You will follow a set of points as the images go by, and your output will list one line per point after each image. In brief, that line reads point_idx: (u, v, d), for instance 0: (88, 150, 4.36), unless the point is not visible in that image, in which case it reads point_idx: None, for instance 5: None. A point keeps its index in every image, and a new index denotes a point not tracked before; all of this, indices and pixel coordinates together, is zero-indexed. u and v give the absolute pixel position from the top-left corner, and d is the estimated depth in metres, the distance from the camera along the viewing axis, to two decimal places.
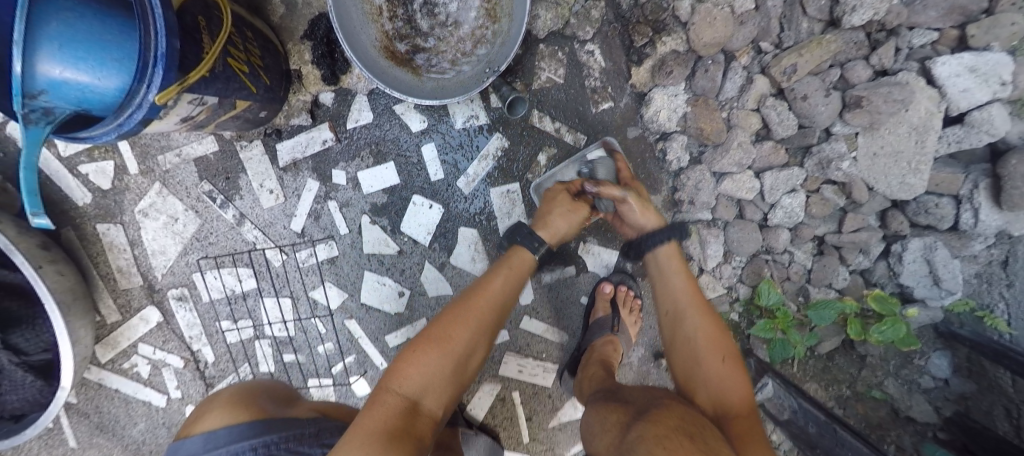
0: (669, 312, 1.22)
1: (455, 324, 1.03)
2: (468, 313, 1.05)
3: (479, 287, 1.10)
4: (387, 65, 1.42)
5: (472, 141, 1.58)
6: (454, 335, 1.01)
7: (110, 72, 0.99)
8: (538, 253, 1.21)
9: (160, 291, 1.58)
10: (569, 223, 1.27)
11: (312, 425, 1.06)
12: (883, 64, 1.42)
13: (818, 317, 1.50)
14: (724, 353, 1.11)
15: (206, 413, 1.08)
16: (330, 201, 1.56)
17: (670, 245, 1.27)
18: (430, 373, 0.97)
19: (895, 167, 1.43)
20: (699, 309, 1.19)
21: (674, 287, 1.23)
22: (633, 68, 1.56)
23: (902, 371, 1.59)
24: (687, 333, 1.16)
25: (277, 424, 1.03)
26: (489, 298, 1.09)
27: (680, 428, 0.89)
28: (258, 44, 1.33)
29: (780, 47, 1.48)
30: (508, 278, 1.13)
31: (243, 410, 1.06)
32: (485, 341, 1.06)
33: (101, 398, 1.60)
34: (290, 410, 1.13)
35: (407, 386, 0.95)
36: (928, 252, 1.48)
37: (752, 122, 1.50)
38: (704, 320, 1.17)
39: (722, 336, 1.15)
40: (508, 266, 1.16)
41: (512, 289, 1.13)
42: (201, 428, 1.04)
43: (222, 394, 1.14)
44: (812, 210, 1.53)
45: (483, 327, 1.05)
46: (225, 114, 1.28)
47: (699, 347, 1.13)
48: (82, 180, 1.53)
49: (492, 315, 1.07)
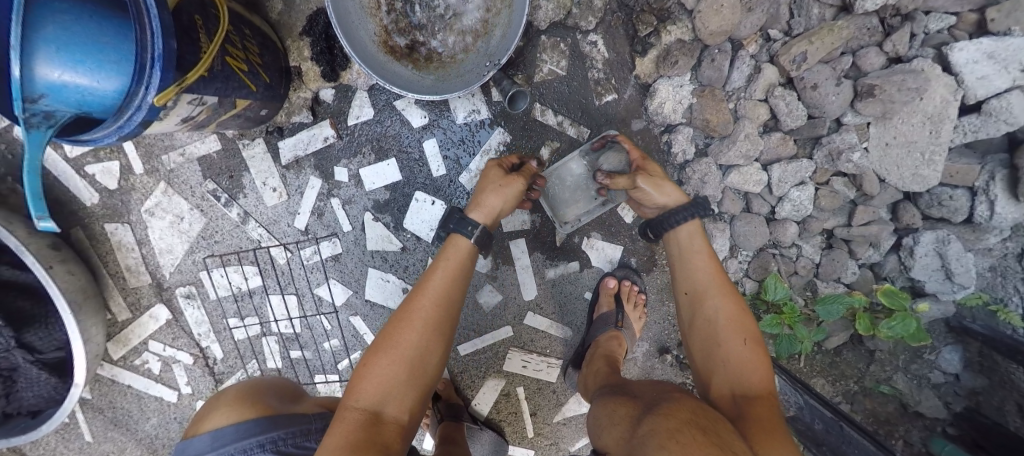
0: (691, 293, 1.17)
1: (400, 328, 1.03)
2: (411, 316, 1.05)
3: (420, 287, 1.10)
4: (387, 60, 1.40)
5: (474, 136, 1.56)
6: (400, 341, 1.01)
7: (109, 74, 0.98)
8: (474, 236, 1.17)
9: (169, 289, 1.60)
10: (504, 198, 1.22)
11: (318, 419, 1.08)
12: (898, 51, 1.37)
13: (827, 313, 1.48)
14: (745, 336, 1.06)
15: (211, 410, 1.06)
16: (332, 198, 1.56)
17: (693, 223, 1.23)
18: (384, 382, 0.97)
19: (908, 159, 1.40)
20: (721, 290, 1.14)
21: (696, 268, 1.19)
22: (637, 58, 1.52)
23: (912, 365, 1.58)
24: (708, 315, 1.11)
25: (284, 420, 1.04)
26: (429, 296, 1.08)
27: (693, 422, 0.83)
28: (256, 41, 1.31)
29: (790, 34, 1.43)
30: (447, 272, 1.12)
31: (247, 407, 1.05)
32: (438, 337, 1.05)
33: (115, 394, 1.64)
34: (294, 404, 1.13)
35: (363, 398, 0.95)
36: (940, 245, 1.44)
37: (760, 113, 1.46)
38: (726, 302, 1.12)
39: (744, 319, 1.10)
40: (446, 258, 1.15)
41: (454, 280, 1.12)
42: (208, 426, 1.03)
43: (227, 392, 1.13)
44: (822, 203, 1.50)
45: (430, 325, 1.05)
46: (226, 114, 1.28)
47: (720, 329, 1.08)
48: (89, 180, 1.55)
49: (436, 310, 1.07)
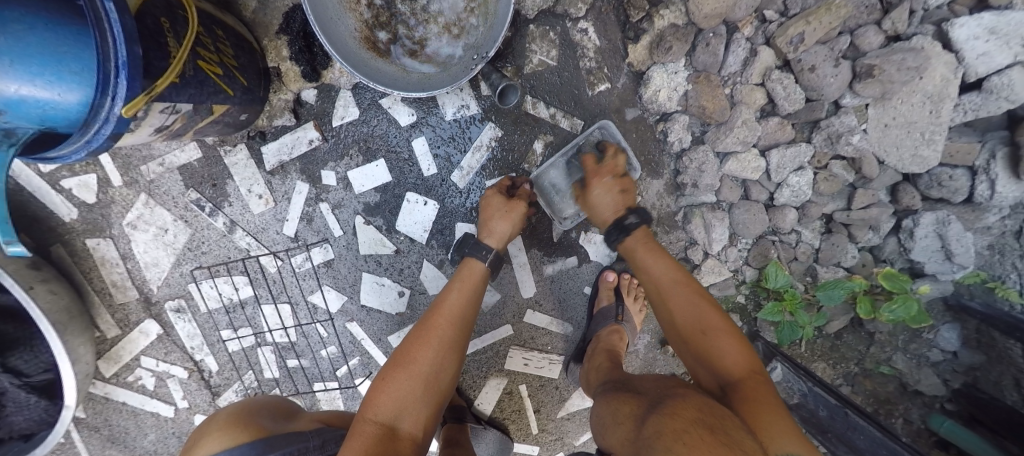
0: (658, 300, 1.17)
1: (416, 344, 1.06)
2: (429, 333, 1.08)
3: (436, 306, 1.14)
4: (369, 57, 1.34)
5: (464, 132, 1.51)
6: (418, 357, 1.04)
7: (71, 87, 0.91)
8: (488, 260, 1.26)
9: (158, 303, 1.55)
10: (511, 222, 1.30)
11: (316, 437, 1.03)
12: (897, 29, 1.34)
13: (828, 298, 1.49)
14: (714, 325, 1.07)
15: (205, 437, 1.03)
16: (321, 203, 1.51)
17: (641, 230, 1.26)
18: (402, 396, 0.99)
19: (907, 138, 1.37)
20: (679, 289, 1.14)
21: (651, 271, 1.19)
22: (630, 45, 1.47)
23: (910, 345, 1.57)
24: (676, 316, 1.12)
25: (279, 440, 0.98)
26: (446, 315, 1.12)
27: (698, 421, 0.81)
28: (230, 42, 1.24)
29: (786, 15, 1.39)
30: (462, 291, 1.17)
31: (242, 432, 1.01)
32: (454, 355, 1.08)
33: (109, 412, 1.61)
34: (290, 423, 1.10)
35: (381, 411, 0.97)
36: (940, 226, 1.43)
37: (757, 98, 1.42)
38: (686, 299, 1.12)
39: (708, 307, 1.10)
40: (460, 280, 1.20)
41: (469, 301, 1.17)
42: (202, 453, 0.99)
43: (217, 417, 1.10)
44: (821, 187, 1.47)
45: (447, 344, 1.08)
46: (203, 121, 1.22)
47: (689, 325, 1.09)
48: (65, 195, 1.48)
49: (452, 330, 1.10)
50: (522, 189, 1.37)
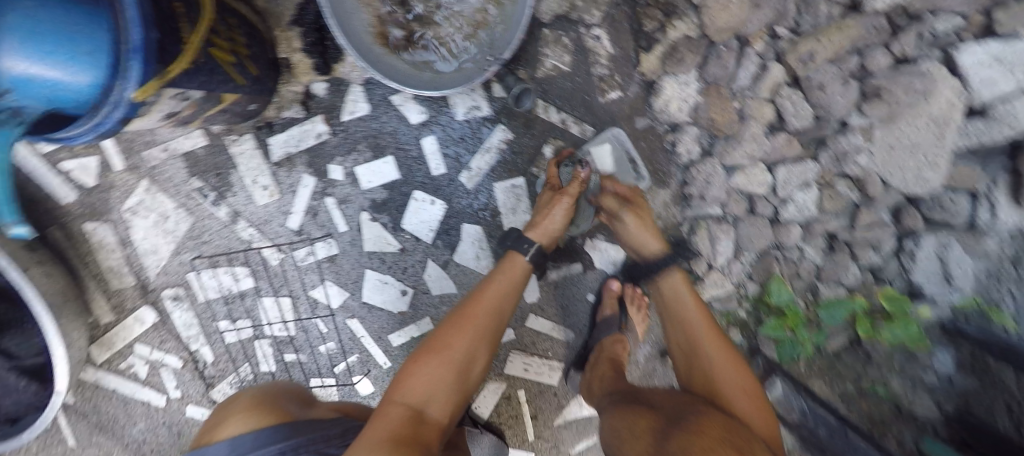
0: (685, 345, 1.20)
1: (454, 331, 1.04)
2: (468, 321, 1.06)
3: (476, 296, 1.12)
4: (382, 53, 1.34)
5: (475, 133, 1.51)
6: (453, 344, 1.02)
7: (82, 67, 0.89)
8: (530, 254, 1.24)
9: (154, 291, 1.53)
10: (554, 219, 1.30)
11: (337, 426, 1.01)
12: (905, 51, 1.33)
13: (829, 317, 1.54)
14: (748, 386, 1.10)
15: (228, 417, 1.02)
16: (327, 198, 1.50)
17: (676, 272, 1.27)
18: (433, 381, 0.97)
19: (911, 160, 1.35)
20: (714, 340, 1.17)
21: (688, 314, 1.22)
22: (642, 55, 1.48)
23: (905, 367, 1.55)
24: (708, 365, 1.13)
25: (305, 427, 0.97)
26: (484, 307, 1.10)
27: (725, 440, 0.84)
28: (242, 30, 1.22)
29: (796, 32, 1.40)
30: (503, 284, 1.16)
31: (267, 414, 1.00)
32: (487, 347, 1.06)
33: (99, 398, 1.58)
34: (311, 410, 1.09)
35: (409, 394, 0.94)
36: (941, 249, 1.45)
37: (766, 113, 1.43)
38: (721, 353, 1.15)
39: (742, 367, 1.13)
40: (504, 271, 1.19)
41: (507, 296, 1.14)
42: (223, 434, 0.97)
43: (240, 397, 1.09)
44: (825, 204, 1.48)
45: (482, 335, 1.06)
46: (211, 109, 1.21)
47: (721, 377, 1.11)
48: (66, 177, 1.46)
49: (490, 320, 1.08)
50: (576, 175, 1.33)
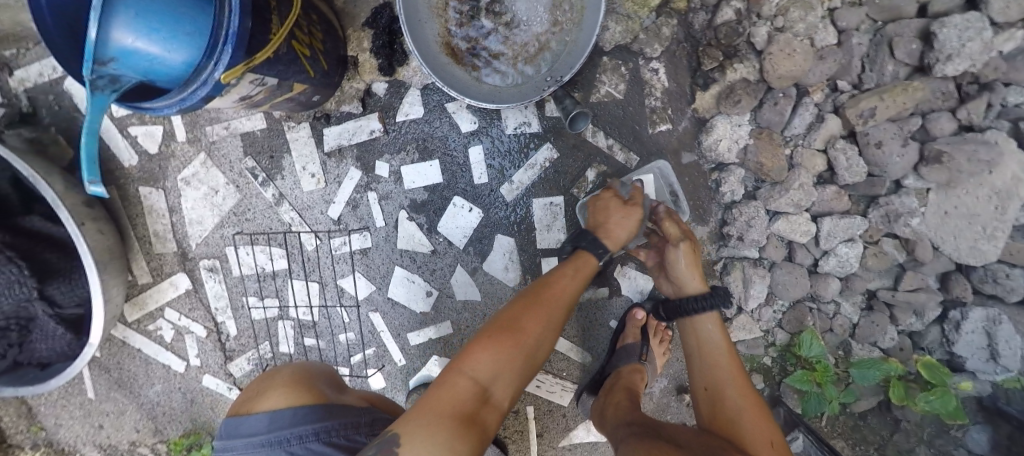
0: (709, 387, 1.19)
1: (527, 317, 1.06)
2: (538, 309, 1.09)
3: (547, 286, 1.15)
4: (447, 62, 1.39)
5: (522, 148, 1.53)
6: (526, 329, 1.04)
7: (181, 46, 0.95)
8: (603, 259, 1.26)
9: (193, 260, 1.58)
10: (628, 229, 1.27)
11: (367, 414, 1.04)
12: (971, 119, 1.32)
13: (862, 377, 1.44)
14: (773, 439, 1.05)
15: (268, 390, 1.05)
16: (369, 192, 1.54)
17: (715, 313, 1.27)
18: (502, 361, 0.97)
19: (968, 230, 1.34)
20: (741, 388, 1.16)
21: (718, 362, 1.22)
22: (697, 92, 1.49)
23: (936, 440, 1.50)
24: (731, 412, 1.11)
25: (338, 411, 1.00)
26: (555, 298, 1.13)
27: None
28: (321, 28, 1.29)
29: (859, 87, 1.39)
30: (576, 279, 1.18)
31: (304, 392, 1.03)
32: (552, 336, 1.08)
33: (123, 356, 1.63)
34: (345, 394, 1.11)
35: (480, 370, 0.95)
36: (990, 324, 1.38)
37: (817, 164, 1.42)
38: (747, 403, 1.12)
39: (766, 420, 1.09)
40: (575, 266, 1.21)
41: (578, 290, 1.17)
42: (261, 406, 1.01)
43: (282, 372, 1.12)
44: (868, 262, 1.44)
45: (552, 323, 1.09)
46: (281, 96, 1.26)
47: (747, 426, 1.06)
48: (130, 141, 1.54)
49: (559, 312, 1.11)
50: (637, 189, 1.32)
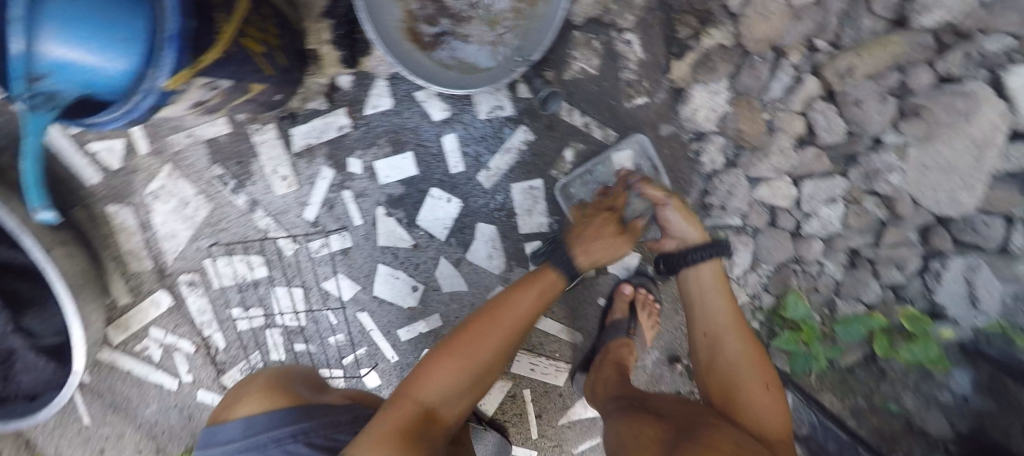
0: (708, 332, 1.19)
1: (480, 340, 1.02)
2: (494, 330, 1.04)
3: (505, 303, 1.09)
4: (410, 48, 1.32)
5: (497, 133, 1.49)
6: (477, 352, 1.01)
7: (118, 54, 0.89)
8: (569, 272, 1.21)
9: (172, 275, 1.54)
10: (607, 251, 1.27)
11: (347, 412, 1.00)
12: (950, 71, 1.28)
13: (846, 334, 1.50)
14: (765, 381, 1.09)
15: (243, 398, 1.03)
16: (344, 190, 1.50)
17: (714, 261, 1.27)
18: (451, 383, 0.97)
19: (947, 182, 1.30)
20: (737, 331, 1.17)
21: (711, 307, 1.22)
22: (672, 61, 1.45)
23: (921, 385, 1.47)
24: (725, 356, 1.14)
25: (316, 410, 0.98)
26: (514, 314, 1.08)
27: None
28: (275, 21, 1.22)
29: (836, 45, 1.36)
30: (535, 297, 1.12)
31: (279, 396, 1.01)
32: (510, 354, 1.06)
33: (114, 378, 1.60)
34: (324, 395, 1.08)
35: (428, 394, 0.95)
36: (969, 272, 1.36)
37: (796, 126, 1.40)
38: (741, 346, 1.14)
39: (760, 363, 1.12)
40: (533, 281, 1.15)
41: (539, 306, 1.13)
42: (238, 412, 1.00)
43: (256, 379, 1.10)
44: (850, 221, 1.44)
45: (510, 341, 1.05)
46: (239, 99, 1.21)
47: (737, 369, 1.11)
48: (91, 159, 1.48)
49: (515, 331, 1.07)
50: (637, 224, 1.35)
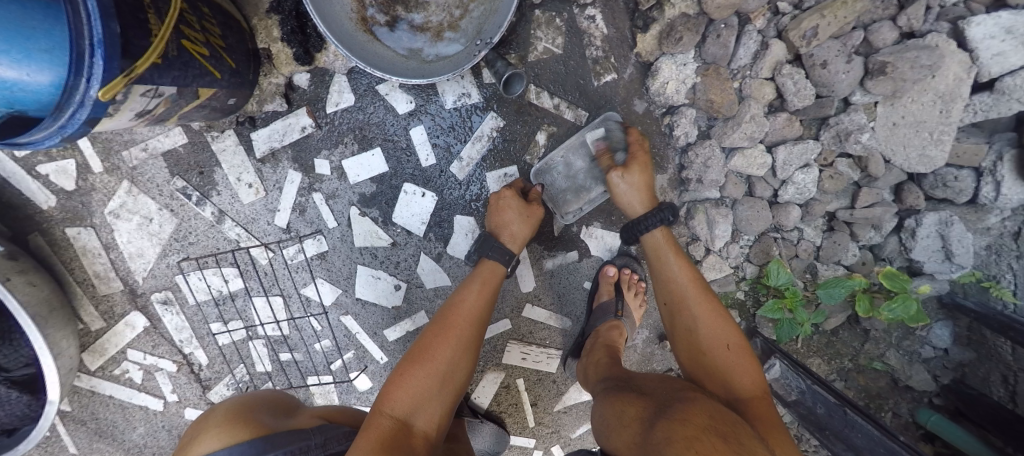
0: (669, 302, 1.18)
1: (437, 343, 1.05)
2: (448, 333, 1.08)
3: (454, 307, 1.13)
4: (365, 39, 1.28)
5: (466, 122, 1.45)
6: (436, 356, 1.03)
7: (41, 66, 0.85)
8: (508, 265, 1.26)
9: (144, 295, 1.50)
10: (530, 226, 1.31)
11: (318, 434, 0.97)
12: (912, 26, 1.31)
13: (828, 296, 1.47)
14: (729, 340, 1.08)
15: (202, 433, 0.98)
16: (314, 193, 1.46)
17: (663, 230, 1.24)
18: (419, 392, 0.98)
19: (916, 138, 1.36)
20: (697, 297, 1.15)
21: (670, 275, 1.19)
22: (638, 35, 1.42)
23: (903, 342, 1.58)
24: (689, 324, 1.13)
25: (281, 439, 0.93)
26: (464, 314, 1.12)
27: (710, 428, 0.81)
28: (218, 21, 1.17)
29: (799, 7, 1.35)
30: (481, 292, 1.17)
31: (241, 429, 0.96)
32: (470, 354, 1.08)
33: (96, 405, 1.56)
34: (292, 419, 1.04)
35: (397, 406, 0.96)
36: (943, 227, 1.43)
37: (766, 92, 1.39)
38: (703, 309, 1.13)
39: (724, 322, 1.11)
40: (479, 281, 1.20)
41: (486, 301, 1.16)
42: (198, 451, 0.94)
43: (217, 410, 1.05)
44: (825, 185, 1.45)
45: (465, 342, 1.08)
46: (187, 105, 1.15)
47: (703, 335, 1.10)
48: (42, 182, 1.40)
49: (469, 329, 1.10)
50: (534, 191, 1.38)
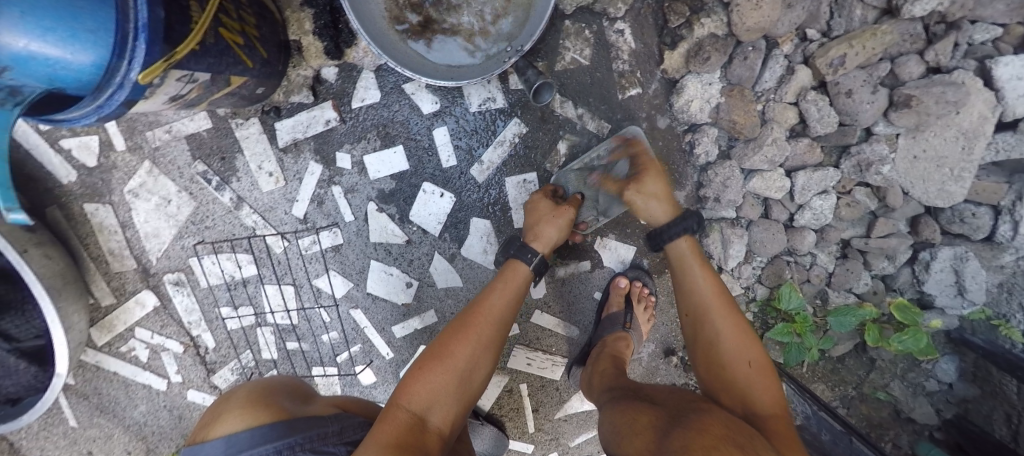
0: (692, 312, 1.12)
1: (456, 340, 1.04)
2: (468, 331, 1.06)
3: (477, 305, 1.11)
4: (397, 39, 1.30)
5: (488, 125, 1.46)
6: (453, 354, 1.02)
7: (85, 46, 0.85)
8: (532, 264, 1.22)
9: (156, 275, 1.50)
10: (557, 227, 1.28)
11: (335, 422, 0.97)
12: (939, 61, 1.32)
13: (838, 325, 1.47)
14: (752, 359, 1.02)
15: (222, 414, 0.98)
16: (334, 186, 1.46)
17: (686, 238, 1.17)
18: (436, 389, 0.97)
19: (936, 173, 1.36)
20: (721, 309, 1.08)
21: (695, 286, 1.12)
22: (665, 51, 1.43)
23: (908, 373, 1.57)
24: (711, 335, 1.06)
25: (301, 424, 0.94)
26: (487, 314, 1.09)
27: (727, 438, 0.80)
28: (253, 11, 1.19)
29: (828, 35, 1.36)
30: (504, 291, 1.15)
31: (263, 411, 0.97)
32: (488, 356, 1.06)
33: (99, 380, 1.56)
34: (309, 406, 1.05)
35: (414, 401, 0.95)
36: (957, 262, 1.43)
37: (789, 117, 1.39)
38: (725, 320, 1.07)
39: (748, 337, 1.05)
40: (504, 280, 1.17)
41: (510, 303, 1.14)
42: (219, 431, 0.94)
43: (235, 394, 1.05)
44: (841, 213, 1.46)
45: (484, 342, 1.06)
46: (218, 92, 1.16)
47: (726, 352, 1.03)
48: (65, 156, 1.42)
49: (492, 329, 1.08)
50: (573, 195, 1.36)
